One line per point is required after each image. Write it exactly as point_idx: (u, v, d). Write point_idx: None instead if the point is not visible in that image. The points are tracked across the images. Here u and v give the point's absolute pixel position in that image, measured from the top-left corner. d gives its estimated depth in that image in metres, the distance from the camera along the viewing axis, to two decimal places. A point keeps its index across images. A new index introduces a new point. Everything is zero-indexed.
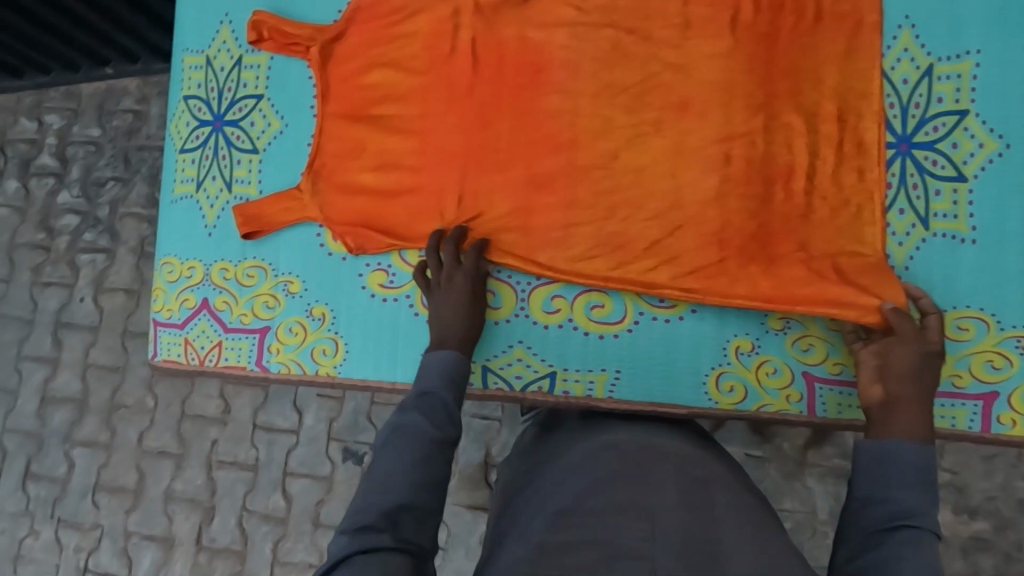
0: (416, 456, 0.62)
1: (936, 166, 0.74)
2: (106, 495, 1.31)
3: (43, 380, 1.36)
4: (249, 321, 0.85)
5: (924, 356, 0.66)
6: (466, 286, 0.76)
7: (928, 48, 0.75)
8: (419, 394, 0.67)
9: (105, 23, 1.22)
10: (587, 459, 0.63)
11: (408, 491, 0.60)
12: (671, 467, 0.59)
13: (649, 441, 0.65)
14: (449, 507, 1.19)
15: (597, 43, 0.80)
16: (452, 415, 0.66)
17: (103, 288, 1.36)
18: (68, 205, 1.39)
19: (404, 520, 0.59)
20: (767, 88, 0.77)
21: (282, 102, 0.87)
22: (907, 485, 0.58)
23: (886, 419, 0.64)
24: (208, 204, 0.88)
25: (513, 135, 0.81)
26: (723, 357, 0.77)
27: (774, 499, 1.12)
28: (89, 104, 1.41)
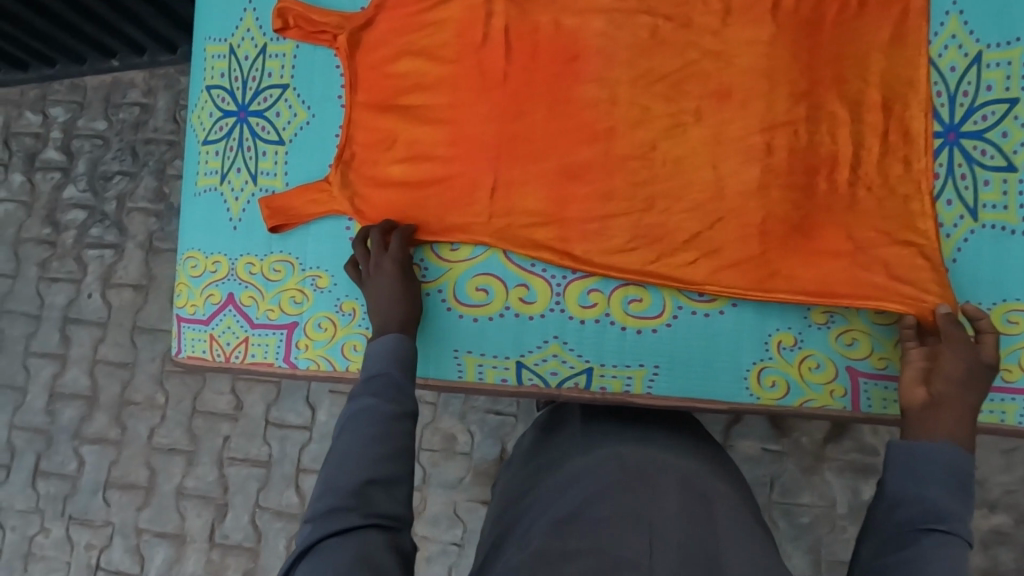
0: (373, 431, 0.62)
1: (985, 156, 0.72)
2: (117, 492, 1.30)
3: (52, 376, 1.34)
4: (276, 317, 0.84)
5: (975, 361, 0.65)
6: (395, 271, 0.76)
7: (976, 35, 0.73)
8: (366, 378, 0.67)
9: (113, 14, 1.19)
10: (592, 470, 0.61)
11: (370, 465, 0.60)
12: (674, 480, 0.58)
13: (652, 456, 0.63)
14: (462, 503, 1.18)
15: (633, 30, 0.79)
16: (404, 391, 0.66)
17: (111, 283, 1.34)
18: (74, 199, 1.37)
19: (375, 496, 0.58)
20: (809, 77, 0.75)
21: (309, 91, 0.85)
22: (932, 481, 0.58)
23: (926, 420, 0.63)
24: (233, 197, 0.86)
25: (547, 125, 0.79)
26: (765, 352, 0.75)
27: (792, 494, 1.11)
28: (95, 97, 1.39)
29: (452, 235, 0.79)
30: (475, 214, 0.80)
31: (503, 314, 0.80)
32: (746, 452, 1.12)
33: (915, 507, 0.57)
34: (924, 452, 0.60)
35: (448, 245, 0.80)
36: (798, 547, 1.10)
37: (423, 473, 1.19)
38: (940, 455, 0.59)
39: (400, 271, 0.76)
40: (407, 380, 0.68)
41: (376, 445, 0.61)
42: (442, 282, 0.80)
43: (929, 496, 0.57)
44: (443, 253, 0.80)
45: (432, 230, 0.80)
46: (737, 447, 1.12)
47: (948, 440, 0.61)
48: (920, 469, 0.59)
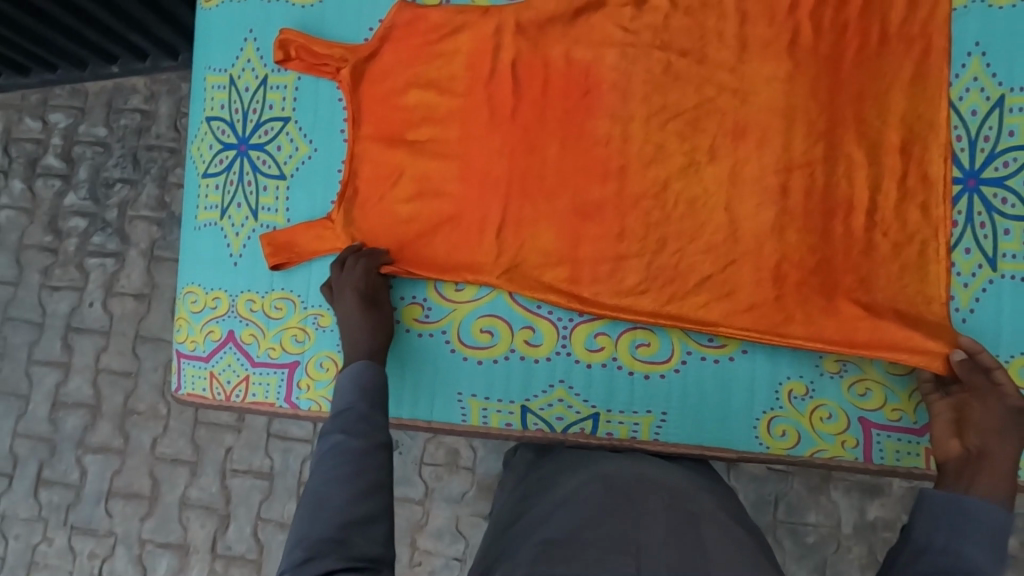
0: (346, 470, 0.58)
1: (1006, 204, 0.70)
2: (120, 502, 1.29)
3: (54, 385, 1.33)
4: (278, 355, 0.82)
5: (1005, 410, 0.63)
6: (353, 300, 0.74)
7: (999, 78, 0.71)
8: (337, 414, 0.63)
9: (118, 23, 1.16)
10: (575, 493, 0.61)
11: (346, 505, 0.56)
12: (660, 501, 0.57)
13: (637, 475, 0.63)
14: (466, 518, 1.17)
15: (647, 65, 0.76)
16: (375, 422, 0.63)
17: (114, 292, 1.33)
18: (75, 207, 1.36)
19: (352, 538, 0.55)
20: (829, 117, 0.72)
21: (311, 125, 0.83)
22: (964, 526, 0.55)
23: (967, 474, 0.60)
24: (234, 232, 0.84)
25: (558, 161, 0.77)
26: (776, 402, 0.74)
27: (798, 513, 1.09)
28: (96, 103, 1.37)
29: (459, 274, 0.78)
30: (482, 253, 0.78)
31: (509, 356, 0.78)
32: (752, 471, 1.11)
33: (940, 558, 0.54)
34: (963, 504, 0.56)
35: (452, 285, 0.79)
36: (802, 566, 1.08)
37: (425, 488, 1.18)
38: (983, 509, 0.56)
39: (360, 300, 0.74)
40: (375, 412, 0.64)
41: (349, 484, 0.57)
42: (446, 322, 0.79)
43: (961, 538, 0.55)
44: (448, 293, 0.79)
45: (438, 268, 0.78)
46: (742, 466, 1.11)
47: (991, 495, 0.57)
48: (957, 517, 0.56)
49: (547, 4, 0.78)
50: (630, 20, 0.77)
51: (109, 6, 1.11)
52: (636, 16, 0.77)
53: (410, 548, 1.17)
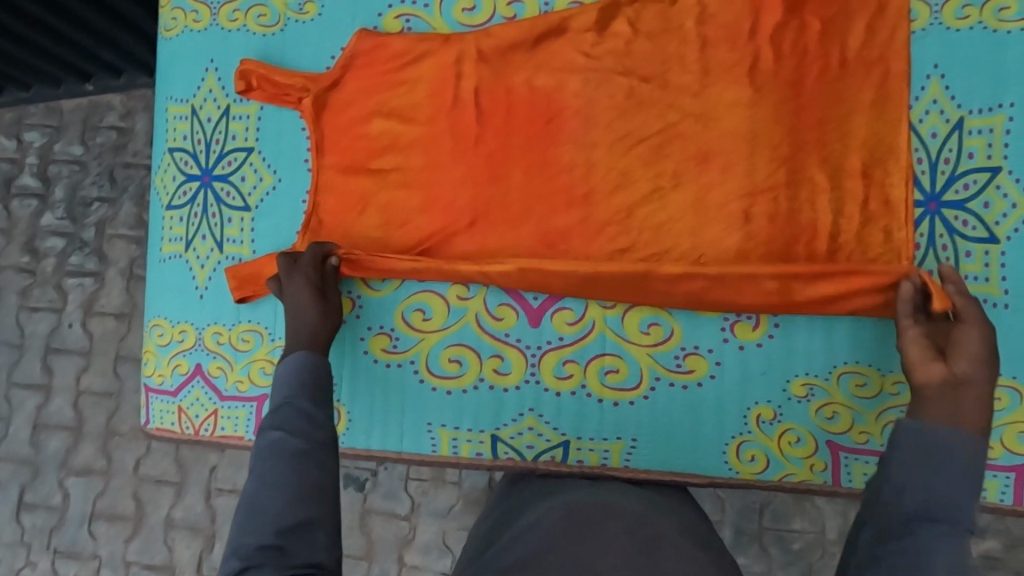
0: (284, 472, 0.58)
1: (967, 227, 0.70)
2: (104, 524, 1.28)
3: (36, 408, 1.32)
4: (245, 389, 0.81)
5: (991, 345, 0.61)
6: (303, 284, 0.73)
7: (959, 100, 0.70)
8: (272, 409, 0.64)
9: (90, 41, 1.14)
10: (541, 521, 0.61)
11: (284, 511, 0.56)
12: (620, 526, 0.57)
13: (600, 501, 0.63)
14: (452, 532, 1.14)
15: (610, 91, 0.76)
16: (314, 419, 0.63)
17: (92, 311, 1.31)
18: (53, 227, 1.34)
19: (290, 544, 0.54)
20: (791, 141, 0.72)
21: (274, 155, 0.82)
22: (937, 479, 0.54)
23: (947, 403, 0.58)
24: (199, 265, 0.83)
25: (522, 189, 0.77)
26: (744, 426, 0.74)
27: (782, 520, 1.08)
28: (72, 120, 1.34)
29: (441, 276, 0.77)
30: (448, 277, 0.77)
31: (478, 386, 0.78)
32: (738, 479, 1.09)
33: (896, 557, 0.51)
34: (935, 440, 0.56)
35: (420, 315, 0.79)
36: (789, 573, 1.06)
37: (411, 502, 1.16)
38: (955, 470, 0.55)
39: (309, 287, 0.73)
40: (317, 410, 0.64)
41: (288, 486, 0.57)
42: (413, 353, 0.79)
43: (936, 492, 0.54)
44: (416, 323, 0.79)
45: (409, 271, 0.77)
46: None
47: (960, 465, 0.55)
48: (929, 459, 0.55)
49: (508, 31, 0.78)
50: (592, 46, 0.77)
51: (73, 21, 1.08)
52: (598, 41, 0.77)
53: (398, 563, 1.15)
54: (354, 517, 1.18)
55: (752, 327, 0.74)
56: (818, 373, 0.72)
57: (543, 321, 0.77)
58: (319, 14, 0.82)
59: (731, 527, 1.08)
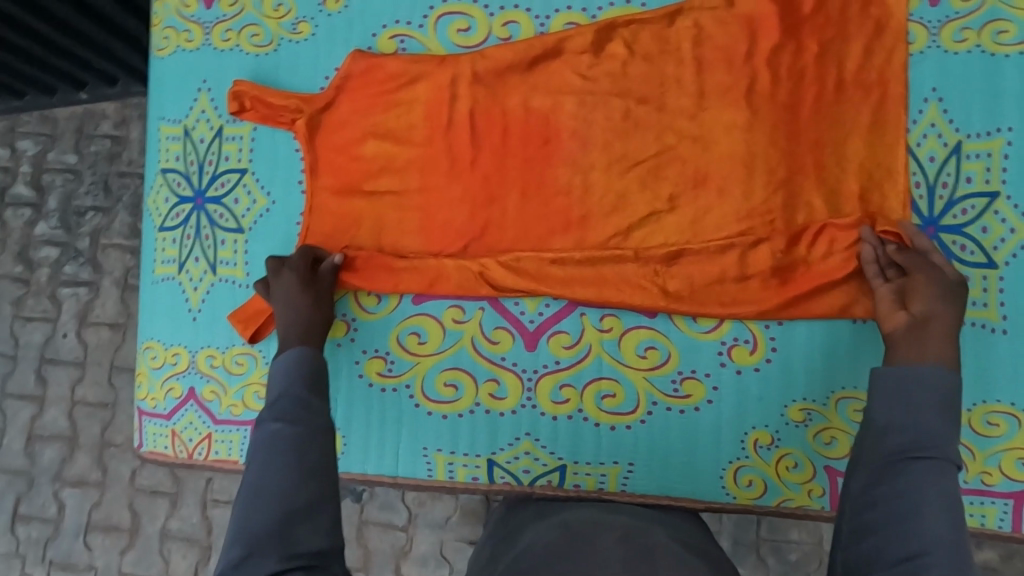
0: (282, 460, 0.55)
1: (965, 252, 0.69)
2: (99, 535, 1.27)
3: (30, 418, 1.30)
4: (240, 412, 0.81)
5: (947, 281, 0.63)
6: (294, 279, 0.73)
7: (956, 124, 0.70)
8: (270, 403, 0.60)
9: (87, 52, 1.12)
10: (533, 541, 0.58)
11: (284, 496, 0.53)
12: (615, 534, 0.54)
13: (594, 516, 0.60)
14: (450, 543, 1.13)
15: (606, 113, 0.75)
16: (312, 407, 0.60)
17: (87, 321, 1.29)
18: (47, 236, 1.32)
19: (294, 531, 0.52)
20: (788, 163, 0.72)
21: (268, 177, 0.81)
22: (933, 414, 0.54)
23: (916, 343, 0.61)
24: (192, 287, 0.82)
25: (518, 211, 0.76)
26: (742, 451, 0.73)
27: (779, 530, 1.06)
28: (67, 128, 1.33)
29: (439, 289, 0.77)
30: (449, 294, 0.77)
31: (474, 410, 0.77)
32: None
33: (898, 516, 0.50)
34: (915, 373, 0.56)
35: (415, 339, 0.78)
36: None
37: (408, 513, 1.15)
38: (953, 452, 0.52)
39: (301, 282, 0.73)
40: (314, 396, 0.61)
41: (289, 472, 0.54)
42: (409, 376, 0.78)
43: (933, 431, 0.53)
44: (410, 346, 0.78)
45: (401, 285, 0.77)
46: None
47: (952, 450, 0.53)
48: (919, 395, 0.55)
49: (502, 53, 0.77)
50: (588, 67, 0.76)
51: (68, 32, 1.06)
52: (594, 63, 0.76)
53: None
54: (350, 529, 1.16)
55: (749, 351, 0.73)
56: (815, 398, 0.72)
57: (539, 344, 0.76)
58: (313, 34, 0.81)
59: (728, 538, 1.06)
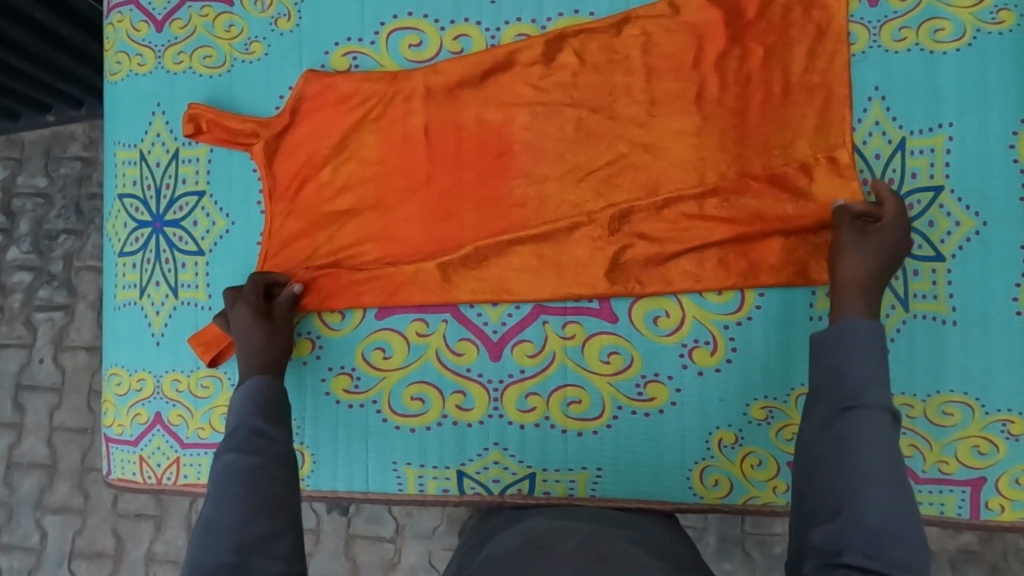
0: (239, 489, 0.56)
1: (913, 246, 0.70)
2: (83, 562, 1.24)
3: (7, 447, 1.27)
4: (207, 435, 0.80)
5: (888, 239, 0.66)
6: (248, 313, 0.74)
7: (900, 121, 0.71)
8: (226, 435, 0.62)
9: (51, 76, 1.09)
10: (497, 550, 0.57)
11: (241, 526, 0.54)
12: (574, 543, 0.54)
13: (557, 526, 0.59)
14: (439, 553, 1.11)
15: (560, 123, 0.76)
16: (269, 437, 0.62)
17: (64, 346, 1.27)
18: (19, 261, 1.28)
19: (251, 560, 0.52)
20: (740, 167, 0.73)
21: (226, 198, 0.81)
22: (873, 383, 0.54)
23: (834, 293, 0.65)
24: (154, 311, 0.82)
25: (477, 224, 0.77)
26: (707, 451, 0.74)
27: (764, 524, 1.04)
28: (34, 151, 1.29)
29: (403, 305, 0.77)
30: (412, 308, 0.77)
31: (441, 422, 0.78)
32: None
33: (839, 482, 0.51)
34: (843, 331, 0.58)
35: (380, 353, 0.78)
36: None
37: (396, 524, 1.13)
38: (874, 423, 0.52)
39: (255, 315, 0.74)
40: (272, 426, 0.63)
41: (244, 500, 0.56)
42: (375, 392, 0.78)
43: (867, 380, 0.54)
44: (376, 361, 0.78)
45: (363, 301, 0.78)
46: None
47: (878, 420, 0.52)
48: (860, 355, 0.56)
49: (454, 68, 0.78)
50: (540, 78, 0.77)
51: (26, 55, 1.02)
52: (546, 74, 0.77)
53: None
54: (338, 543, 1.14)
55: (710, 352, 0.74)
56: (777, 396, 0.73)
57: (503, 354, 0.77)
58: (264, 53, 0.81)
59: (715, 534, 1.04)
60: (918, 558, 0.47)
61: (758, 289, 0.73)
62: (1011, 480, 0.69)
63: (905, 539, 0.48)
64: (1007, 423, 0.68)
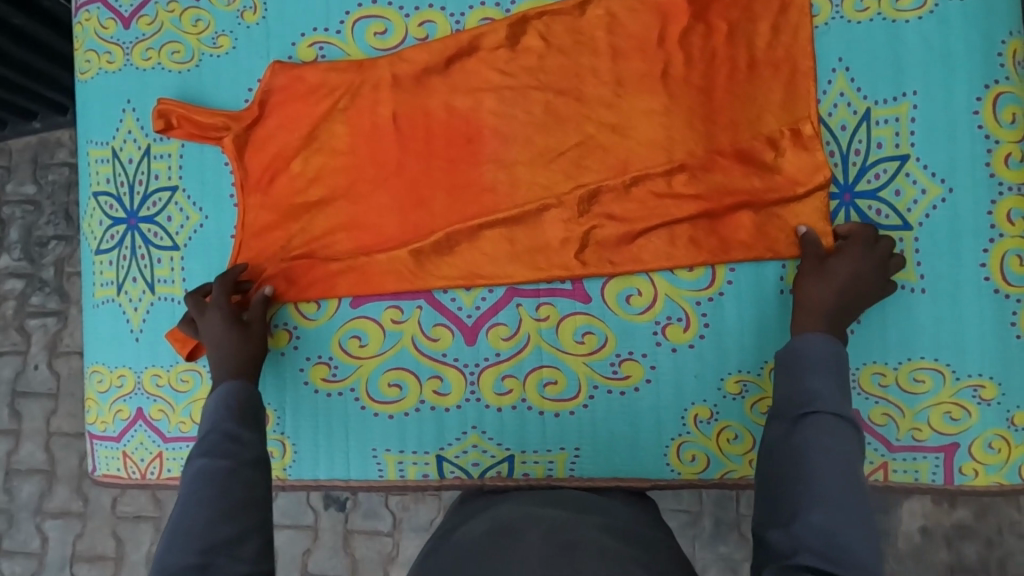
0: (208, 493, 0.57)
1: (880, 216, 0.71)
2: (86, 565, 1.25)
3: (6, 453, 1.28)
4: (189, 429, 0.81)
5: (859, 274, 0.67)
6: (219, 319, 0.74)
7: (864, 92, 0.72)
8: (198, 439, 0.63)
9: (34, 82, 1.08)
10: (467, 535, 0.58)
11: (207, 528, 0.55)
12: (540, 530, 0.54)
13: (528, 511, 0.59)
14: None
15: (526, 107, 0.76)
16: (242, 441, 0.63)
17: (57, 352, 1.27)
18: (9, 269, 1.29)
19: (216, 562, 0.53)
20: (706, 144, 0.73)
21: (199, 191, 0.81)
22: (830, 391, 0.56)
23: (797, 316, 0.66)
24: (132, 307, 0.82)
25: (446, 211, 0.77)
26: (683, 427, 0.75)
27: None
28: (21, 159, 1.29)
29: (376, 291, 0.78)
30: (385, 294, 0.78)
31: (419, 408, 0.78)
32: None
33: (794, 487, 0.53)
34: (798, 344, 0.61)
35: (356, 342, 0.79)
36: None
37: (393, 518, 1.13)
38: (827, 434, 0.54)
39: (225, 318, 0.74)
40: (244, 430, 0.64)
41: (213, 504, 0.57)
42: (353, 380, 0.79)
43: (819, 390, 0.57)
44: (352, 350, 0.79)
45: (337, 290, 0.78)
46: None
47: (838, 431, 0.54)
48: (816, 366, 0.59)
49: (420, 55, 0.78)
50: (506, 62, 0.77)
51: (10, 64, 1.02)
52: (511, 57, 0.77)
53: None
54: (335, 538, 1.15)
55: (683, 329, 0.74)
56: (750, 369, 0.73)
57: (478, 338, 0.77)
58: (233, 46, 0.82)
59: (710, 518, 1.03)
60: (875, 565, 0.48)
61: (728, 265, 0.73)
62: (984, 445, 0.69)
63: (858, 539, 0.48)
64: (978, 388, 0.69)
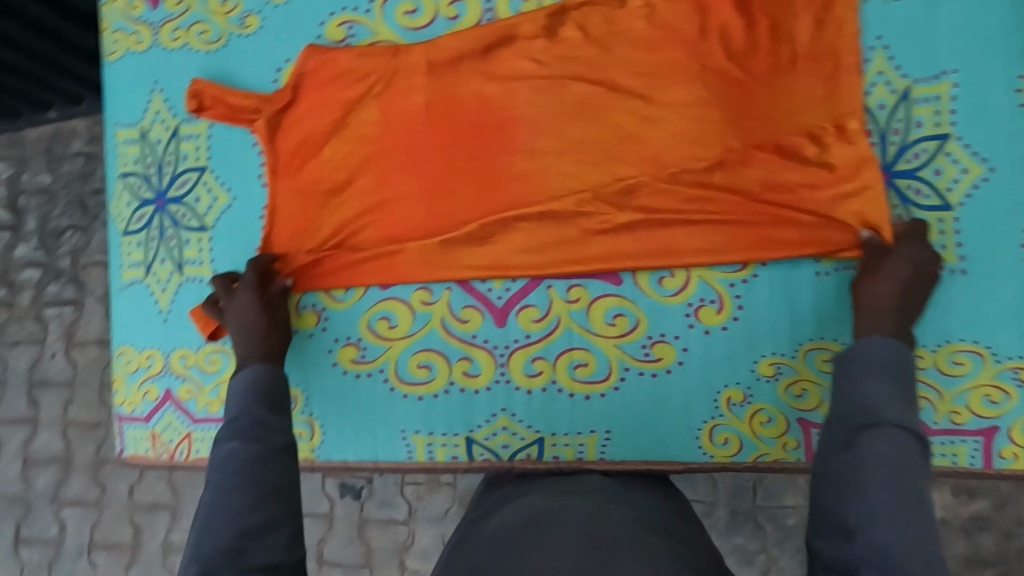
0: (238, 479, 0.57)
1: (920, 196, 0.70)
2: (103, 553, 1.25)
3: (24, 442, 1.28)
4: (217, 410, 0.81)
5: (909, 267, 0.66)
6: (246, 302, 0.74)
7: (904, 70, 0.70)
8: (229, 421, 0.63)
9: (46, 70, 1.07)
10: (504, 525, 0.57)
11: (241, 514, 0.55)
12: (571, 519, 0.54)
13: (562, 505, 0.58)
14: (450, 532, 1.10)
15: (556, 87, 0.75)
16: (269, 426, 0.62)
17: (74, 341, 1.27)
18: (28, 258, 1.29)
19: (248, 546, 0.53)
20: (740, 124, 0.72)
21: (228, 171, 0.81)
22: (889, 402, 0.55)
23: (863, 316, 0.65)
24: (160, 288, 0.82)
25: (475, 192, 0.76)
26: (716, 410, 0.74)
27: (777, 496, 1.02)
28: (36, 150, 1.29)
29: (406, 271, 0.77)
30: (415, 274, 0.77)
31: (448, 390, 0.78)
32: None
33: (851, 499, 0.51)
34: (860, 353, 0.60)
35: (386, 323, 0.78)
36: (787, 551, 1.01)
37: (408, 507, 1.13)
38: (890, 445, 0.52)
39: (252, 302, 0.74)
40: (273, 416, 0.63)
41: (247, 490, 0.56)
42: (382, 361, 0.78)
43: (879, 399, 0.55)
44: (382, 331, 0.78)
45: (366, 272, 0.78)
46: None
47: (903, 445, 0.52)
48: (874, 376, 0.57)
49: (448, 36, 0.77)
50: (537, 46, 0.76)
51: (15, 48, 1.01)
52: (540, 37, 0.76)
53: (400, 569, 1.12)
54: (350, 527, 1.15)
55: (716, 311, 0.73)
56: (785, 351, 0.72)
57: (508, 320, 0.77)
58: (261, 27, 0.81)
59: (725, 508, 1.03)
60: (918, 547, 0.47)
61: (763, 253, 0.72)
62: None
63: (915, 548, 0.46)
64: (1019, 370, 0.68)
